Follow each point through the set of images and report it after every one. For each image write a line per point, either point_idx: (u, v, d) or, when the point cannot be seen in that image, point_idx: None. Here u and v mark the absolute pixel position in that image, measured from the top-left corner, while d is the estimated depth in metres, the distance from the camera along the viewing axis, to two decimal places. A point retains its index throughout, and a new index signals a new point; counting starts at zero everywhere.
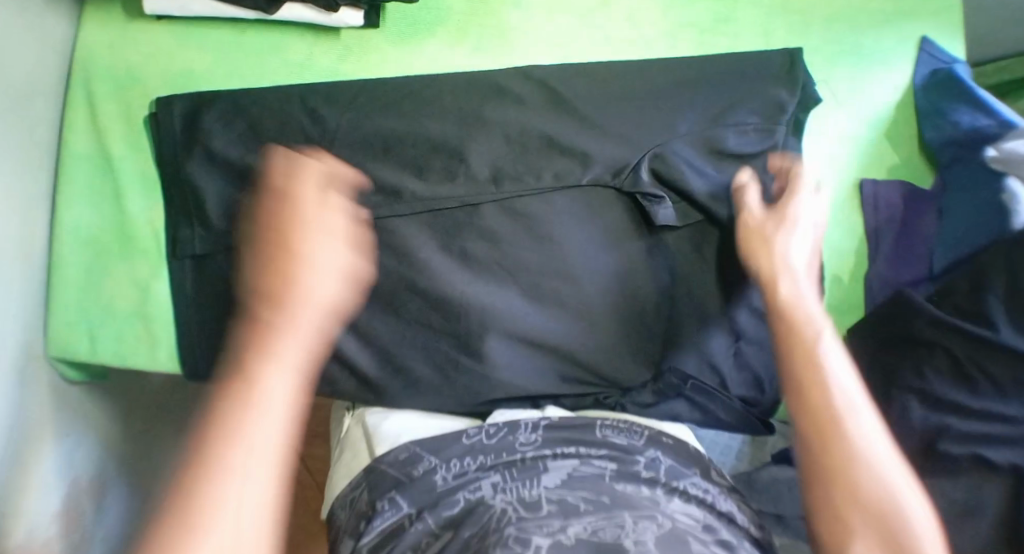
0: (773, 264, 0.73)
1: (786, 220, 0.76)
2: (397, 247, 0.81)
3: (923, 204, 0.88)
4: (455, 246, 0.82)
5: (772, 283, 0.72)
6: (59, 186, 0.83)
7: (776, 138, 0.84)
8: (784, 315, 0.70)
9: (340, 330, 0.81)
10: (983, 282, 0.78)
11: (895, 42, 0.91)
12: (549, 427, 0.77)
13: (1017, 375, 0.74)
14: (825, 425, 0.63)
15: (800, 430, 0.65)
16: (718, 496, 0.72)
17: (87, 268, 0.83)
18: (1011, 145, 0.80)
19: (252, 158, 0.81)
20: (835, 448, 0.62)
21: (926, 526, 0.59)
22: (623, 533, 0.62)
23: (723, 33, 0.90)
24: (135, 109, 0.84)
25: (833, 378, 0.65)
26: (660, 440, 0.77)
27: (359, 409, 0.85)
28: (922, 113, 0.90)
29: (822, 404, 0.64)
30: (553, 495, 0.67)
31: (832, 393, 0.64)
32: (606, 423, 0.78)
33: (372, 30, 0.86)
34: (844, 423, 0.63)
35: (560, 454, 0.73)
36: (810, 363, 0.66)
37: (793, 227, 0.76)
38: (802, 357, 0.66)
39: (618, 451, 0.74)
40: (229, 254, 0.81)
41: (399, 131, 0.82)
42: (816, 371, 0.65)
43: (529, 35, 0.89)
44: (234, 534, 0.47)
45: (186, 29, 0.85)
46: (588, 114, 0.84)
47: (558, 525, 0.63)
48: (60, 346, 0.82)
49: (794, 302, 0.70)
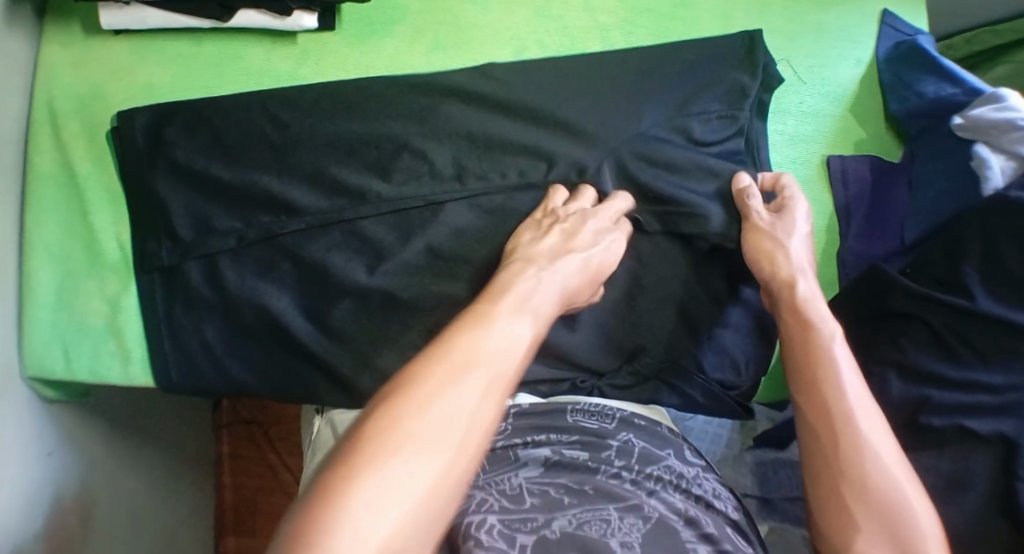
0: (785, 266, 0.77)
1: (788, 227, 0.79)
2: (364, 247, 0.81)
3: (895, 179, 0.88)
4: (422, 243, 0.81)
5: (784, 287, 0.76)
6: (26, 205, 0.83)
7: (740, 123, 0.84)
8: (795, 316, 0.74)
9: (310, 332, 0.81)
10: (958, 251, 0.77)
11: (855, 19, 0.92)
12: (520, 415, 0.76)
13: (999, 343, 0.72)
14: (833, 416, 0.67)
15: (805, 421, 0.69)
16: (691, 479, 0.71)
17: (60, 284, 0.83)
18: (977, 111, 0.79)
19: (219, 166, 0.81)
20: (841, 437, 0.66)
21: (924, 513, 0.63)
22: (609, 530, 0.63)
23: (682, 18, 0.90)
24: (99, 124, 0.84)
25: (842, 374, 0.69)
26: (632, 422, 0.76)
27: (327, 413, 0.83)
28: (888, 87, 0.90)
29: (831, 395, 0.68)
30: (535, 487, 0.67)
31: (838, 384, 0.68)
32: (577, 407, 0.77)
33: (330, 34, 0.87)
34: (851, 415, 0.67)
35: (532, 443, 0.72)
36: (820, 359, 0.70)
37: (794, 234, 0.79)
38: (810, 352, 0.71)
39: (590, 436, 0.74)
40: (198, 264, 0.81)
41: (361, 132, 0.82)
42: (824, 366, 0.69)
43: (487, 31, 0.89)
44: (409, 487, 0.52)
45: (146, 41, 0.86)
46: (550, 104, 0.84)
47: (542, 519, 0.63)
48: (35, 363, 0.82)
49: (805, 304, 0.74)
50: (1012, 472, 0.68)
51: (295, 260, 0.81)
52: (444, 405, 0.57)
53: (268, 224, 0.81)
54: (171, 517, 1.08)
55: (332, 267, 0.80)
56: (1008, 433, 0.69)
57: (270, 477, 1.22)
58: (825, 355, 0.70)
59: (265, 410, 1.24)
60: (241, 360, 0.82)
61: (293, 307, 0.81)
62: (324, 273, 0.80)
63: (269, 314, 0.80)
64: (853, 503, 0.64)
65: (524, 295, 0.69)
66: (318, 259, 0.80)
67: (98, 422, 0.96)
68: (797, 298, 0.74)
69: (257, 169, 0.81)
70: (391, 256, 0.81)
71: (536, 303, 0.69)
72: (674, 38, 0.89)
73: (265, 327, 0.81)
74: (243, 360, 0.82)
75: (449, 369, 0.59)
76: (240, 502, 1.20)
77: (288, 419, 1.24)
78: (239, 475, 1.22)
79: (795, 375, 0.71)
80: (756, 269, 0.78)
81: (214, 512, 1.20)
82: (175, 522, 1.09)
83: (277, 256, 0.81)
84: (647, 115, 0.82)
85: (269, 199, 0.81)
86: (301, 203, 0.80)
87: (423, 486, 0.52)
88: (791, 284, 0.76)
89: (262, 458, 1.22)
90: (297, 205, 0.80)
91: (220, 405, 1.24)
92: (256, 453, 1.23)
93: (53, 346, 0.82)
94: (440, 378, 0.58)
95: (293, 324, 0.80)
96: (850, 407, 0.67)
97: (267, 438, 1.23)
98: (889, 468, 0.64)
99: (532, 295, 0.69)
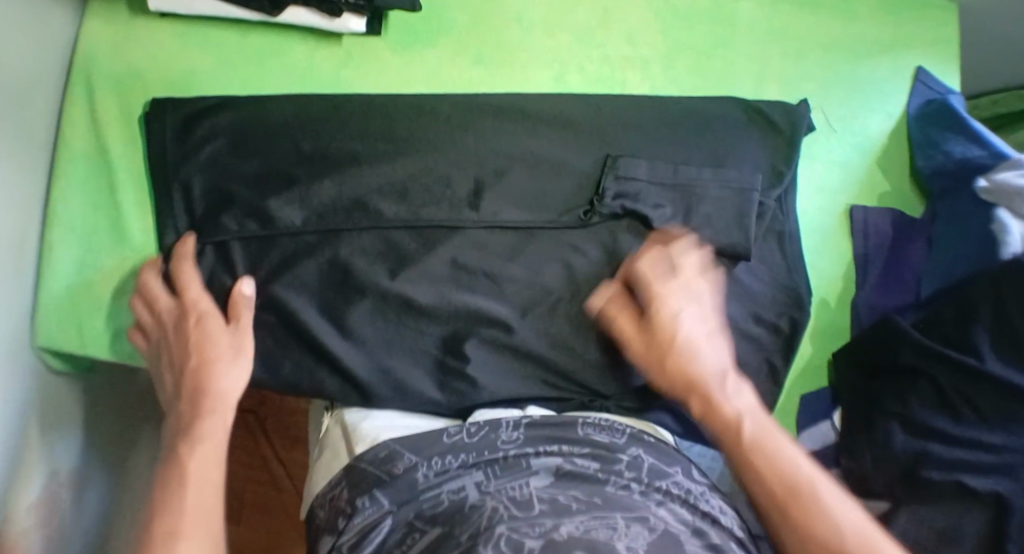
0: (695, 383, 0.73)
1: (673, 299, 0.77)
2: (390, 253, 0.81)
3: (913, 233, 0.89)
4: (448, 257, 0.81)
5: (694, 400, 0.72)
6: (53, 178, 0.82)
7: (748, 227, 0.82)
8: (716, 412, 0.71)
9: (329, 331, 0.79)
10: (969, 311, 0.78)
11: (889, 73, 0.93)
12: (531, 425, 0.77)
13: (1001, 404, 0.74)
14: (782, 488, 0.66)
15: (752, 499, 0.67)
16: (698, 495, 0.73)
17: (80, 260, 0.82)
18: (1002, 175, 0.80)
19: (244, 161, 0.81)
20: (788, 500, 0.65)
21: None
22: (615, 535, 0.61)
23: (720, 57, 0.91)
24: (134, 106, 0.84)
25: (766, 437, 0.68)
26: (642, 438, 0.78)
27: (337, 409, 0.83)
28: (915, 143, 0.91)
29: (792, 504, 0.65)
30: (544, 495, 0.67)
31: (798, 499, 0.65)
32: (586, 421, 0.78)
33: (375, 39, 0.88)
34: (787, 473, 0.66)
35: (544, 452, 0.74)
36: (740, 435, 0.69)
37: (676, 298, 0.77)
38: (727, 428, 0.70)
39: (601, 448, 0.75)
40: (211, 250, 0.80)
41: (397, 144, 0.83)
42: (771, 479, 0.66)
43: (528, 50, 0.89)
44: (201, 482, 0.69)
45: (190, 28, 0.86)
46: (585, 133, 0.85)
47: (551, 524, 0.62)
48: (47, 336, 0.81)
49: (720, 391, 0.72)
50: (1001, 533, 0.69)
51: (316, 256, 0.80)
52: (211, 430, 0.72)
53: (283, 219, 0.80)
54: None
55: (356, 271, 0.80)
56: (1003, 492, 0.71)
57: (262, 468, 1.21)
58: (764, 467, 0.67)
59: (260, 401, 1.20)
60: (256, 352, 0.80)
61: (312, 305, 0.80)
62: (347, 275, 0.80)
63: (288, 312, 0.79)
64: None
65: (231, 365, 0.76)
66: (342, 260, 0.80)
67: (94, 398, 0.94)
68: (704, 387, 0.72)
69: (283, 168, 0.81)
70: (413, 262, 0.81)
71: (237, 376, 0.76)
72: (725, 93, 0.90)
73: (282, 322, 0.80)
74: (258, 351, 0.80)
75: (195, 404, 0.74)
76: (230, 491, 1.20)
77: (282, 412, 1.21)
78: (232, 464, 1.21)
79: (738, 474, 0.69)
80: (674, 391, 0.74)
81: None
82: None
83: (301, 253, 0.80)
84: (686, 169, 0.84)
85: (286, 200, 0.80)
86: (321, 206, 0.81)
87: (211, 439, 0.71)
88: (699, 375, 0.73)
89: (256, 448, 1.21)
90: (317, 206, 0.81)
91: None
92: (250, 441, 1.21)
93: (64, 317, 0.81)
94: (202, 417, 0.73)
95: (311, 323, 0.79)
96: (805, 482, 0.66)
97: (262, 429, 1.21)
98: (842, 521, 0.64)
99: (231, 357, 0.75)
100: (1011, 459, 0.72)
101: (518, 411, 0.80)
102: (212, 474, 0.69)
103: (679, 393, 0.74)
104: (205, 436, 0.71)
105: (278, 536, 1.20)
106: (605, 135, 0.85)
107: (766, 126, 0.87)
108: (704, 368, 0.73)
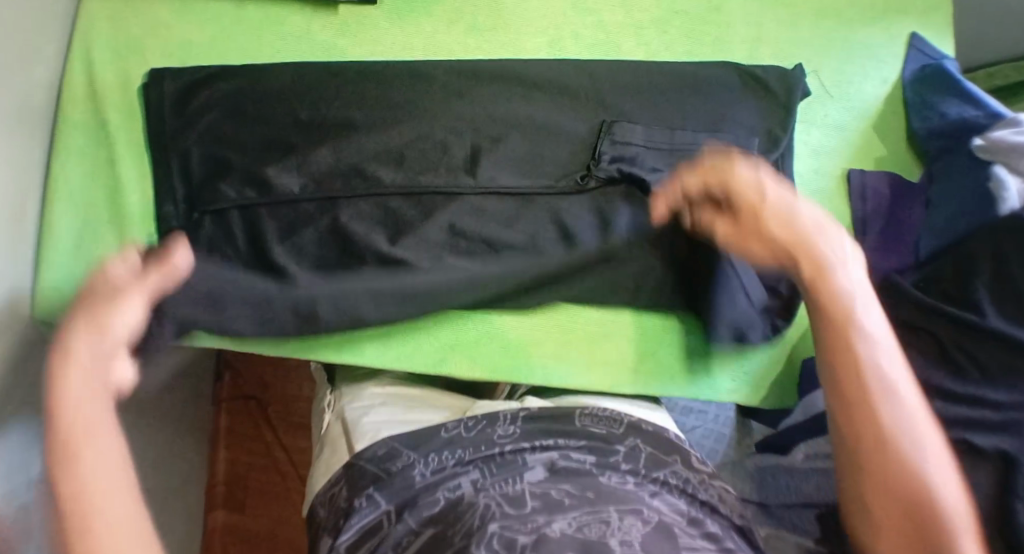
0: (838, 298, 0.68)
1: (826, 231, 0.70)
2: (388, 219, 0.81)
3: (910, 200, 0.88)
4: (445, 222, 0.81)
5: (825, 316, 0.68)
6: (54, 151, 0.83)
7: None
8: (841, 323, 0.67)
9: (328, 300, 0.79)
10: (970, 269, 0.78)
11: (883, 38, 0.94)
12: (528, 419, 0.78)
13: (1004, 361, 0.74)
14: (875, 406, 0.64)
15: (845, 400, 0.66)
16: (696, 484, 0.73)
17: (81, 232, 0.83)
18: (999, 133, 0.80)
19: (242, 130, 0.82)
20: (874, 418, 0.64)
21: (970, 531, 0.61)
22: (608, 530, 0.61)
23: (714, 23, 0.92)
24: (133, 78, 0.85)
25: (878, 355, 0.66)
26: (640, 427, 0.79)
27: (340, 403, 0.85)
28: (911, 107, 0.91)
29: (886, 434, 0.64)
30: (537, 489, 0.67)
31: (892, 431, 0.63)
32: (585, 413, 0.80)
33: (370, 8, 0.88)
34: (883, 394, 0.64)
35: (539, 447, 0.74)
36: (852, 342, 0.66)
37: (836, 233, 0.70)
38: (843, 336, 0.67)
39: (596, 441, 0.76)
40: (209, 219, 0.81)
41: (394, 111, 0.83)
42: (876, 404, 0.64)
43: (524, 17, 0.90)
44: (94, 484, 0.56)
45: (188, 1, 0.87)
46: (581, 98, 0.86)
47: (543, 520, 0.62)
48: (47, 309, 0.81)
49: (856, 309, 0.67)
50: (1009, 490, 0.69)
51: (315, 223, 0.81)
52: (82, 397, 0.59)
53: (281, 188, 0.80)
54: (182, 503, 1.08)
55: (354, 237, 0.80)
56: (1011, 451, 0.70)
57: (265, 455, 1.21)
58: (874, 392, 0.65)
59: (265, 388, 1.24)
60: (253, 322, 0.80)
61: (310, 274, 0.80)
62: (347, 240, 0.80)
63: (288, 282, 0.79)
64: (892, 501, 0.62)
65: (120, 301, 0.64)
66: (341, 226, 0.80)
67: None
68: (839, 306, 0.67)
69: (281, 137, 0.82)
70: (411, 229, 0.81)
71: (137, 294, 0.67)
72: (719, 59, 0.90)
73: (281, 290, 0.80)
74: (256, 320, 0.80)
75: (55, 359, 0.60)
76: (233, 478, 1.18)
77: (287, 399, 1.24)
78: (235, 452, 1.20)
79: (836, 368, 0.67)
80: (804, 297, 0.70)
81: (206, 486, 1.16)
82: (168, 489, 1.05)
83: (300, 222, 0.81)
84: (682, 133, 0.84)
85: (284, 170, 0.81)
86: (319, 174, 0.81)
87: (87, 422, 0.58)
88: (839, 287, 0.68)
89: (259, 435, 1.22)
90: (315, 175, 0.81)
91: (222, 378, 1.23)
92: (253, 430, 1.22)
93: (65, 288, 0.82)
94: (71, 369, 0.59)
95: (312, 291, 0.79)
96: (893, 411, 0.64)
97: (265, 417, 1.23)
98: (920, 457, 0.63)
99: (110, 318, 0.63)
100: (1013, 416, 0.72)
101: (515, 404, 0.83)
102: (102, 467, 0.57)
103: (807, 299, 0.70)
104: (69, 400, 0.58)
105: (284, 522, 1.17)
106: (602, 99, 0.86)
107: (760, 90, 0.87)
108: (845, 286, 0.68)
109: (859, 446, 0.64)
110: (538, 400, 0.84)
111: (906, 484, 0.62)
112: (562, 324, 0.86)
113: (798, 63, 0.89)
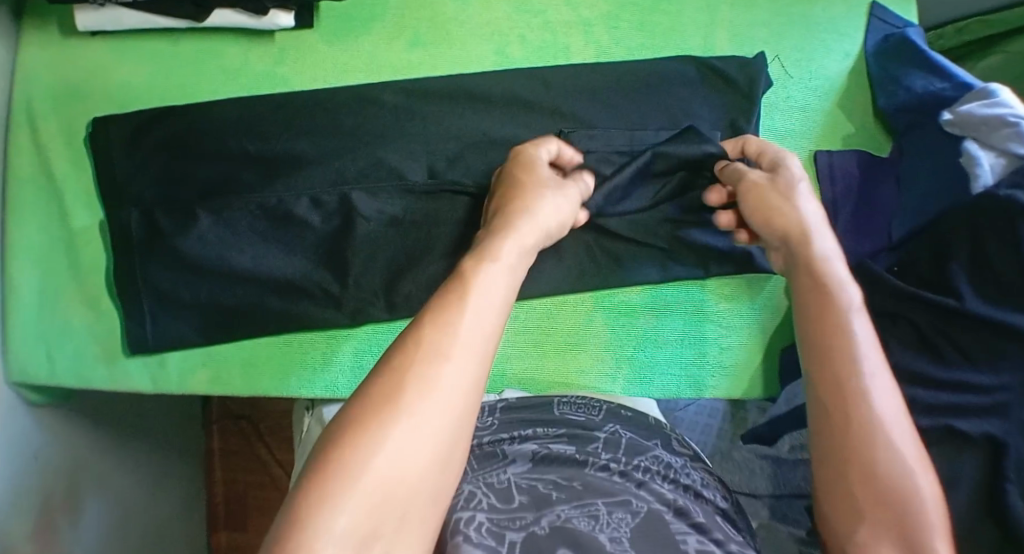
0: (798, 217, 0.73)
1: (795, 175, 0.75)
2: (375, 256, 0.81)
3: (883, 173, 0.87)
4: (422, 243, 0.81)
5: (818, 295, 0.69)
6: (7, 209, 0.81)
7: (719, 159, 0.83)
8: (815, 284, 0.70)
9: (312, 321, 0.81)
10: (945, 250, 0.77)
11: (843, 11, 0.90)
12: (506, 409, 0.78)
13: (985, 343, 0.72)
14: (839, 337, 0.66)
15: (828, 376, 0.65)
16: (679, 469, 0.73)
17: (43, 291, 0.81)
18: (967, 107, 0.78)
19: (197, 170, 0.80)
20: (833, 315, 0.67)
21: (911, 442, 0.63)
22: (597, 525, 0.62)
23: (666, 13, 0.88)
24: (77, 128, 0.82)
25: (840, 279, 0.70)
26: (617, 413, 0.79)
27: (317, 407, 0.84)
28: (876, 82, 0.88)
29: (857, 372, 0.65)
30: (522, 482, 0.68)
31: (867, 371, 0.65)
32: (563, 400, 0.79)
33: (308, 31, 0.85)
34: (842, 306, 0.68)
35: (519, 437, 0.74)
36: (831, 304, 0.68)
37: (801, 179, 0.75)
38: (824, 311, 0.68)
39: (577, 428, 0.76)
40: (168, 266, 0.80)
41: (348, 138, 0.82)
42: (882, 418, 0.63)
43: (467, 26, 0.87)
44: (408, 453, 0.52)
45: (120, 42, 0.84)
46: (534, 107, 0.84)
47: (532, 517, 0.63)
48: (20, 369, 0.80)
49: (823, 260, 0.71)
50: (999, 472, 0.68)
51: (285, 248, 0.80)
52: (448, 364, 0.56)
53: (248, 226, 0.80)
54: (180, 528, 1.10)
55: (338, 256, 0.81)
56: (995, 433, 0.69)
57: (261, 472, 1.21)
58: (883, 422, 0.63)
59: (256, 406, 1.22)
60: (236, 348, 0.82)
61: (284, 302, 0.81)
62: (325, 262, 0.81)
63: (270, 311, 0.81)
64: (859, 412, 0.63)
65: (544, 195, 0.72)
66: (322, 251, 0.81)
67: (84, 424, 0.92)
68: (812, 257, 0.71)
69: (235, 175, 0.80)
70: (382, 246, 0.81)
71: (550, 213, 0.72)
72: (674, 51, 0.87)
73: (262, 318, 0.81)
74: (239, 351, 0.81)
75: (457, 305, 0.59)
76: (232, 497, 1.20)
77: (277, 415, 1.22)
78: (232, 471, 1.21)
79: (819, 350, 0.67)
80: (801, 293, 0.71)
81: (205, 508, 1.19)
82: (168, 515, 1.07)
83: (270, 252, 0.80)
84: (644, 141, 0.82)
85: (246, 205, 0.80)
86: (283, 206, 0.80)
87: (422, 401, 0.54)
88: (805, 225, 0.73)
89: (253, 452, 1.21)
90: (277, 208, 0.80)
91: (210, 401, 1.22)
92: (247, 447, 1.22)
93: (33, 348, 0.80)
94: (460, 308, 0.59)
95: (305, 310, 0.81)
96: (853, 325, 0.67)
97: (258, 434, 1.22)
98: (880, 373, 0.65)
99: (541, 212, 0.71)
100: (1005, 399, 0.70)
101: (494, 395, 0.83)
102: (410, 448, 0.53)
103: (802, 284, 0.71)
104: (447, 363, 0.56)
105: None
106: (557, 107, 0.84)
107: (721, 83, 0.85)
108: (853, 298, 0.69)
109: (857, 461, 0.62)
110: (515, 390, 0.83)
111: (882, 429, 0.63)
112: (534, 336, 0.84)
113: (760, 51, 0.87)
